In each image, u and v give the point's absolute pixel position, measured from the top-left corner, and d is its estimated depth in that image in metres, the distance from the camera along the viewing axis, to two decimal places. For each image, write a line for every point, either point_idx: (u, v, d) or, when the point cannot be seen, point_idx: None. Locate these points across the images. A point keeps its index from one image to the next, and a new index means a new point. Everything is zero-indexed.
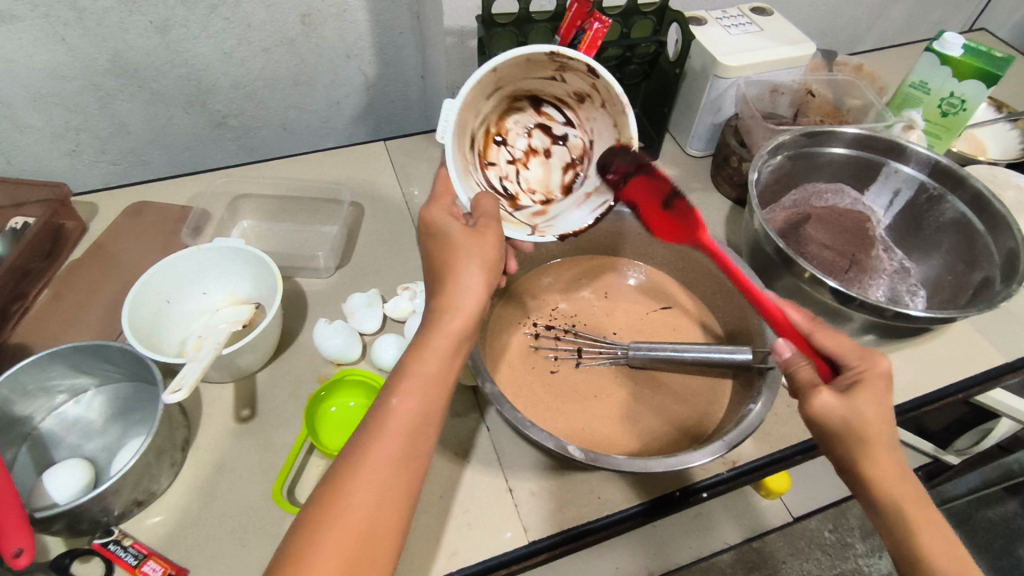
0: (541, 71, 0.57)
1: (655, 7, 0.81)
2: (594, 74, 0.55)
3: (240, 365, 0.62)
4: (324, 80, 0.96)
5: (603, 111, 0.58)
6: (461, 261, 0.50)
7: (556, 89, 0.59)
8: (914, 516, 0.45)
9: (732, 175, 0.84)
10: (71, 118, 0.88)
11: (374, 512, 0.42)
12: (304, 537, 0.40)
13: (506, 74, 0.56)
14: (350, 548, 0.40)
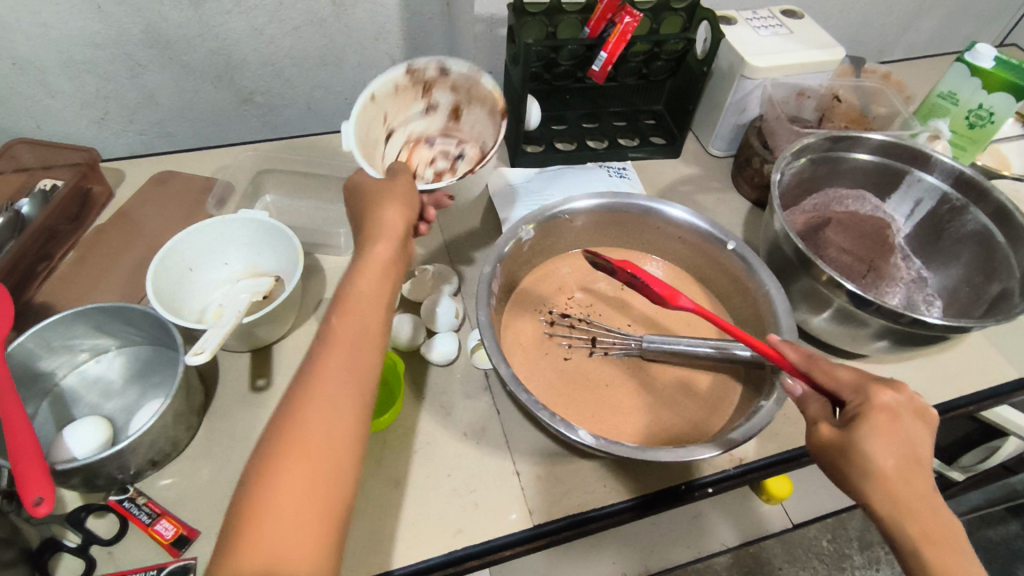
0: (413, 104, 0.70)
1: (686, 4, 0.81)
2: (448, 68, 0.67)
3: (259, 335, 0.63)
4: (351, 61, 0.96)
5: (473, 113, 0.71)
6: (382, 200, 0.57)
7: (429, 121, 0.72)
8: (940, 558, 0.42)
9: (753, 176, 0.84)
10: (102, 86, 0.89)
11: (326, 422, 0.43)
12: (260, 476, 0.41)
13: (390, 109, 0.69)
14: (309, 459, 0.42)
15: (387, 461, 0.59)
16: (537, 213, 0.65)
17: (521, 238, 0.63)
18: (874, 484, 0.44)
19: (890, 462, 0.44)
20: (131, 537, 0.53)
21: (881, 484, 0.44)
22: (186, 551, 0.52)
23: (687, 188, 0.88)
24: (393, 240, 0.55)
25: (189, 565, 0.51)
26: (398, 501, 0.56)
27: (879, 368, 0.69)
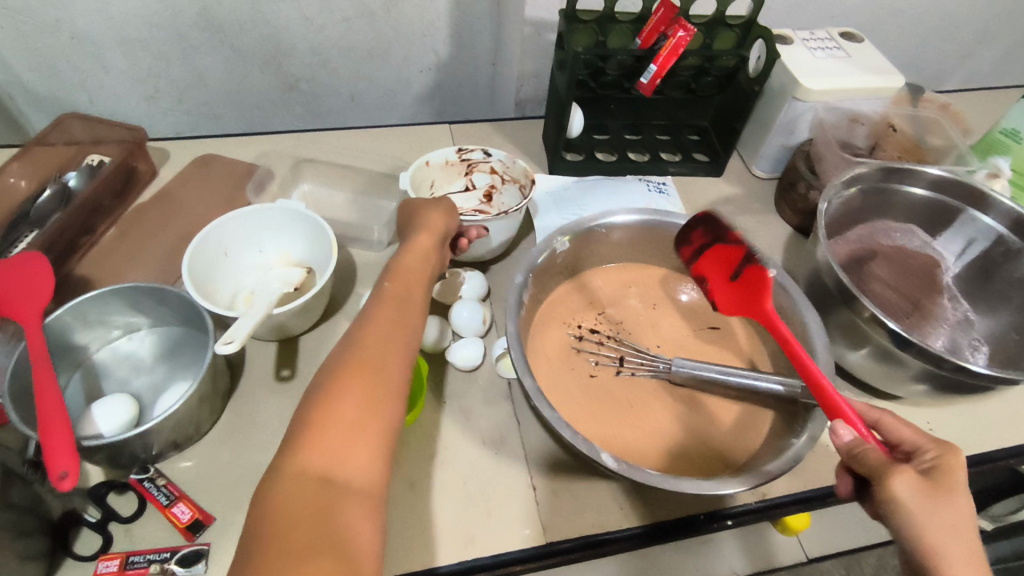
0: (456, 181, 0.80)
1: (742, 20, 0.79)
2: (490, 156, 0.79)
3: (287, 326, 0.63)
4: (397, 55, 0.96)
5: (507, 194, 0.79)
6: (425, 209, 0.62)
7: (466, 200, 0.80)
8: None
9: (797, 201, 0.81)
10: (154, 65, 0.91)
11: (380, 352, 0.45)
12: (323, 394, 0.41)
13: (435, 177, 0.78)
14: (367, 381, 0.42)
15: (404, 463, 0.58)
16: (573, 225, 0.64)
17: (556, 249, 0.63)
18: (952, 537, 0.39)
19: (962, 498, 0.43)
20: (149, 515, 0.54)
21: (962, 543, 0.39)
22: (200, 535, 0.53)
23: (727, 208, 0.86)
24: (436, 233, 0.59)
25: (202, 549, 0.52)
26: (411, 505, 0.56)
27: (915, 412, 0.66)
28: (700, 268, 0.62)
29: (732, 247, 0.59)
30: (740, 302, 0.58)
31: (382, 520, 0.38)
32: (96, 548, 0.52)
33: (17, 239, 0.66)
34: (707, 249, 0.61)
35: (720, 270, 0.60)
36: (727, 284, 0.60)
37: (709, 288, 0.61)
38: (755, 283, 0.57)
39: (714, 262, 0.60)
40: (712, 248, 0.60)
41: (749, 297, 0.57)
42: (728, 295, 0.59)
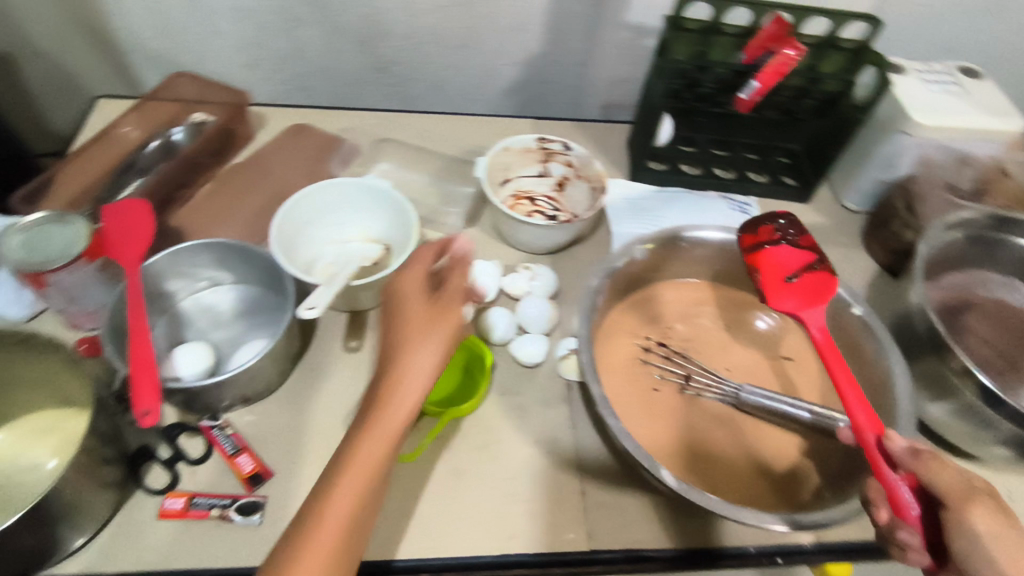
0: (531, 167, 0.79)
1: (854, 44, 0.76)
2: (569, 150, 0.77)
3: (360, 299, 0.65)
4: (489, 47, 0.97)
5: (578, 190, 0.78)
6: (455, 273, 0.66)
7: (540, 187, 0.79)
8: None
9: (888, 238, 0.78)
10: (258, 34, 0.94)
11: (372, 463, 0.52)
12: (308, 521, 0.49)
13: (512, 161, 0.77)
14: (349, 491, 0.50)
15: (457, 449, 0.59)
16: (659, 233, 0.64)
17: (633, 256, 0.63)
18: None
19: None
20: (213, 463, 0.56)
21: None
22: (259, 487, 0.55)
23: None
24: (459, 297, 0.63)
25: (259, 502, 0.54)
26: (460, 491, 0.57)
27: (994, 476, 0.62)
28: (757, 258, 0.59)
29: (800, 254, 0.58)
30: (795, 304, 0.57)
31: None
32: (163, 484, 0.55)
33: (123, 185, 0.70)
34: (776, 245, 0.59)
35: (782, 268, 0.58)
36: (784, 284, 0.58)
37: (759, 280, 0.58)
38: (819, 287, 0.57)
39: (777, 257, 0.58)
40: (784, 246, 0.58)
41: (812, 302, 0.57)
42: (789, 294, 0.57)
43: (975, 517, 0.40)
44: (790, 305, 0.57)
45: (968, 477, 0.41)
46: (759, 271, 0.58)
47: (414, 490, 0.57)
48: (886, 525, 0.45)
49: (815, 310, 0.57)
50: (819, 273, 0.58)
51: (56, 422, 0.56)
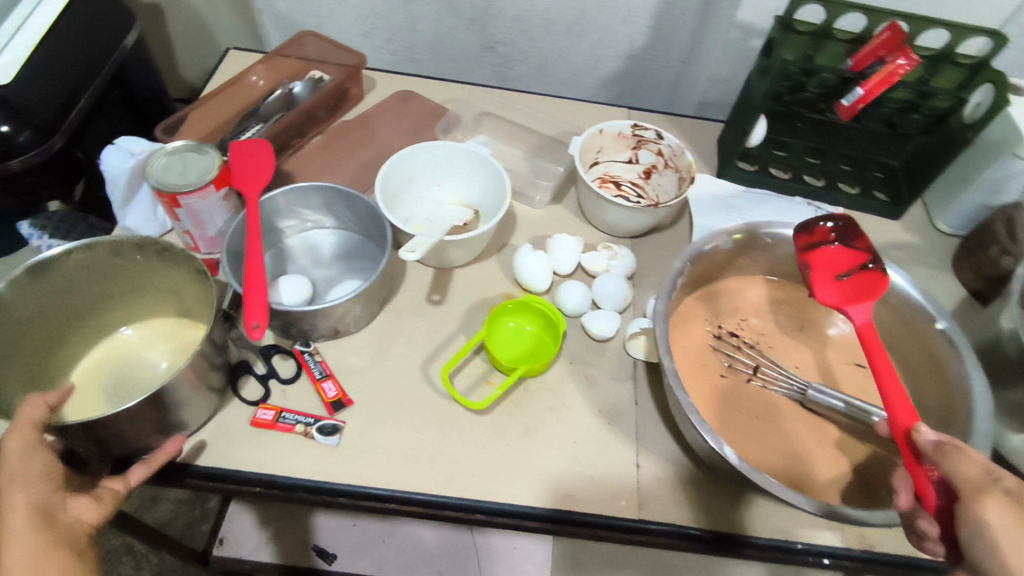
0: (623, 152, 0.81)
1: (974, 61, 0.73)
2: (662, 139, 0.78)
3: (449, 255, 0.69)
4: (594, 36, 0.99)
5: (666, 180, 0.79)
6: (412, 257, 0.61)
7: (628, 173, 0.81)
8: None
9: (983, 265, 0.75)
10: (378, 5, 1.00)
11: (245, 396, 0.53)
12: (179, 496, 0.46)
13: (605, 144, 0.79)
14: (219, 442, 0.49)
15: (522, 407, 0.62)
16: (746, 226, 0.64)
17: (720, 244, 0.63)
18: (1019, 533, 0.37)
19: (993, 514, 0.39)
20: (303, 385, 0.62)
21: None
22: (339, 413, 0.60)
23: (900, 255, 0.81)
24: None
25: (338, 426, 0.59)
26: (522, 445, 0.60)
27: None
28: (808, 255, 0.60)
29: (853, 254, 0.59)
30: (838, 297, 0.58)
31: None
32: (257, 396, 0.61)
33: (244, 128, 0.76)
34: (829, 246, 0.60)
35: (833, 266, 0.59)
36: (833, 279, 0.58)
37: (807, 275, 0.60)
38: (867, 286, 0.57)
39: (828, 257, 0.60)
40: (836, 246, 0.59)
41: (858, 298, 0.57)
42: (833, 285, 0.58)
43: (988, 509, 0.38)
44: (832, 296, 0.57)
45: (993, 473, 0.40)
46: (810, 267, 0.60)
47: (480, 437, 0.60)
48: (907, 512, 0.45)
49: (859, 305, 0.56)
50: (870, 273, 0.57)
51: (176, 329, 0.64)
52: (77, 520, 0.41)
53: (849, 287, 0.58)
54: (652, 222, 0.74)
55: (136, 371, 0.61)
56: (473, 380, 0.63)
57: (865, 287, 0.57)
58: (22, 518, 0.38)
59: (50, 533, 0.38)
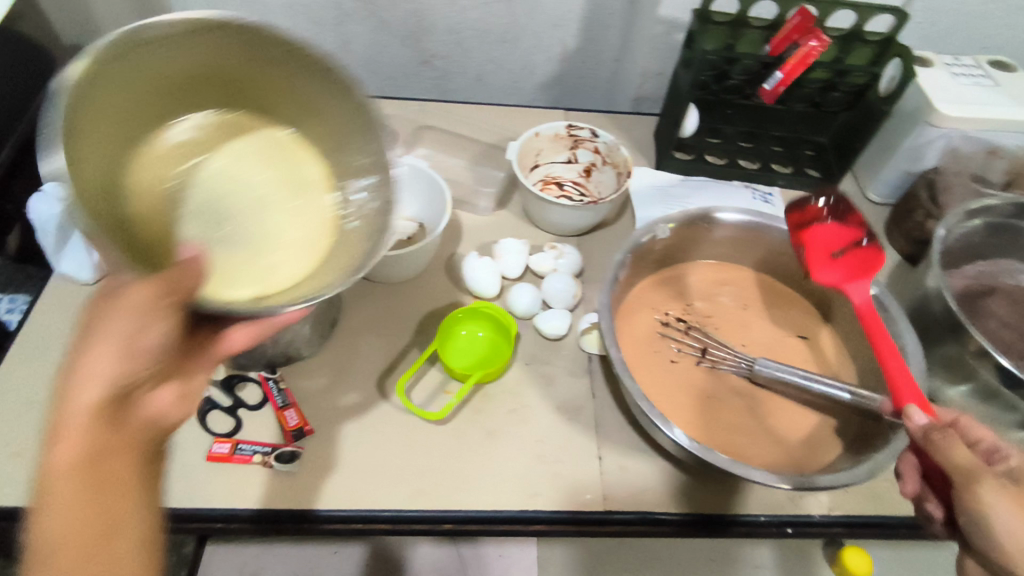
0: (562, 153, 0.82)
1: (881, 37, 0.77)
2: (598, 137, 0.79)
3: (396, 270, 0.69)
4: (528, 42, 1.00)
5: (606, 176, 0.81)
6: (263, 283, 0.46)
7: (568, 174, 0.83)
8: None
9: (912, 229, 0.78)
10: (310, 29, 1.00)
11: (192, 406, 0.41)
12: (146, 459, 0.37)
13: (543, 147, 0.81)
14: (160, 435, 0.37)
15: (483, 413, 0.63)
16: (679, 215, 0.66)
17: (656, 235, 0.65)
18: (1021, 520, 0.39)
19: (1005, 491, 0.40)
20: (261, 414, 0.61)
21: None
22: (300, 441, 0.59)
23: None
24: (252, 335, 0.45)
25: (296, 452, 0.58)
26: (484, 450, 0.60)
27: None
28: (803, 237, 0.62)
29: (846, 233, 0.62)
30: (840, 277, 0.60)
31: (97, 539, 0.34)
32: (225, 429, 0.60)
33: None
34: (822, 224, 0.62)
35: (828, 245, 0.61)
36: (830, 259, 0.61)
37: (803, 256, 0.62)
38: (866, 262, 0.59)
39: (822, 237, 0.62)
40: (828, 224, 0.62)
41: (858, 276, 0.59)
42: (834, 266, 0.60)
43: (985, 496, 0.40)
44: (834, 277, 0.60)
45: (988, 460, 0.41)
46: (804, 247, 0.62)
47: (443, 447, 0.60)
48: (914, 496, 0.49)
49: (861, 282, 0.59)
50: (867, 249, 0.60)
51: (301, 206, 0.48)
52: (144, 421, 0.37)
53: (849, 263, 0.60)
54: (595, 219, 0.76)
55: (294, 217, 0.47)
56: (428, 393, 0.64)
57: (863, 263, 0.59)
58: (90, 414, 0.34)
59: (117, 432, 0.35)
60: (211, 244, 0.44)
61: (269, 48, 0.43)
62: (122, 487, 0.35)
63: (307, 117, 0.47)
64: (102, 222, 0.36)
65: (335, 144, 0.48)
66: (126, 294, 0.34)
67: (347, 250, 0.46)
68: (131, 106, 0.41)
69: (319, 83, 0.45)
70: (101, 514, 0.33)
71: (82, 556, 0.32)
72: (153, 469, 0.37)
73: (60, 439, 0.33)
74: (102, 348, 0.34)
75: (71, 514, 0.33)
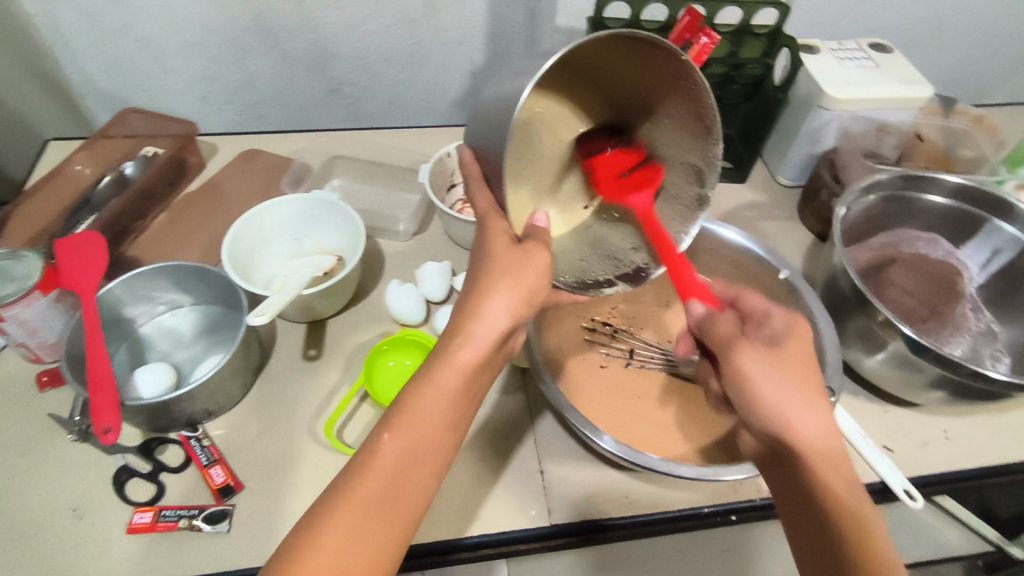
0: None
1: (769, 30, 0.79)
2: None
3: (317, 308, 0.67)
4: (436, 61, 1.00)
5: None
6: (492, 282, 0.45)
7: None
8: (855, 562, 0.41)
9: (819, 209, 0.82)
10: (210, 68, 0.98)
11: (443, 420, 0.44)
12: (406, 438, 0.42)
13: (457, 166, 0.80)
14: (428, 440, 0.43)
15: None
16: None
17: None
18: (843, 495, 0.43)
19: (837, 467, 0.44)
20: (185, 475, 0.58)
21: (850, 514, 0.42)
22: (229, 498, 0.56)
23: (752, 214, 0.86)
24: (480, 348, 0.45)
25: (227, 510, 0.55)
26: None
27: (931, 420, 0.66)
28: None
29: None
30: None
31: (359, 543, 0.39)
32: (147, 496, 0.56)
33: (78, 221, 0.71)
34: None
35: None
36: None
37: None
38: None
39: None
40: None
41: None
42: None
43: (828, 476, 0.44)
44: None
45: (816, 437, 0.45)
46: None
47: None
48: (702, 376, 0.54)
49: None
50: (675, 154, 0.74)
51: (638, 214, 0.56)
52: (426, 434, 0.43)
53: None
54: None
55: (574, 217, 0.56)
56: (361, 432, 0.62)
57: None
58: (397, 430, 0.43)
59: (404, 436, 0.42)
60: (548, 202, 0.54)
61: (669, 105, 0.51)
62: (460, 406, 0.45)
63: (636, 176, 0.56)
64: (519, 169, 0.49)
65: (670, 198, 0.56)
66: (529, 251, 0.45)
67: (589, 269, 0.55)
68: (579, 98, 0.52)
69: (683, 140, 0.52)
70: (413, 454, 0.42)
71: (417, 439, 0.43)
72: (471, 404, 0.46)
73: (458, 341, 0.45)
74: (506, 282, 0.45)
75: (429, 399, 0.44)
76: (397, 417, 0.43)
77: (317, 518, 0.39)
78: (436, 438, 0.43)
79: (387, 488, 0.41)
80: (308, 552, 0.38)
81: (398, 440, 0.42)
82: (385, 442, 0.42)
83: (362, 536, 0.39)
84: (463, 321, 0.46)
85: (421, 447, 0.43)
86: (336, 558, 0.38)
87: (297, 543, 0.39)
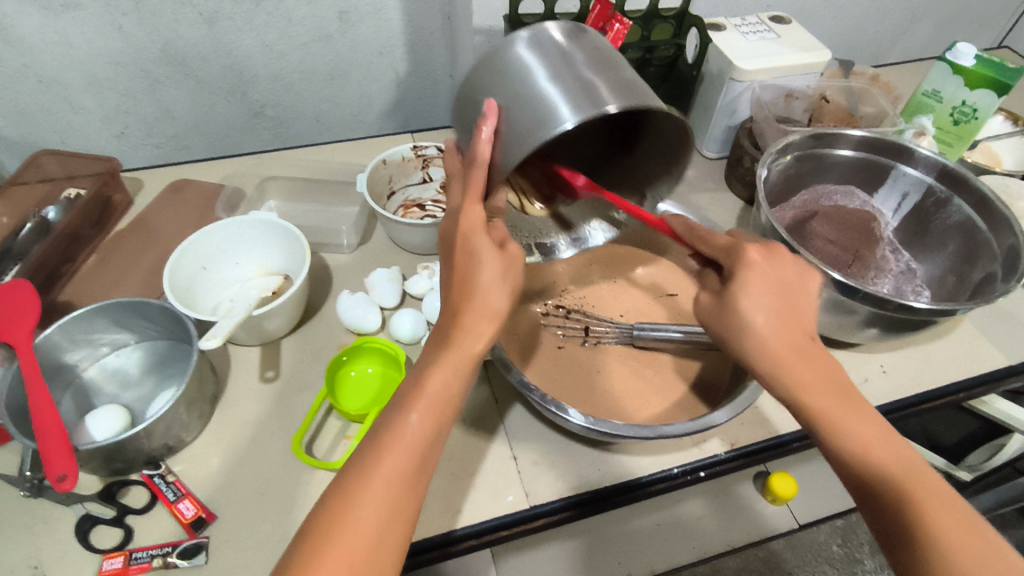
0: (414, 175, 0.83)
1: (675, 12, 0.84)
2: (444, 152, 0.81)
3: (268, 329, 0.66)
4: (358, 75, 1.00)
5: None
6: (490, 266, 0.45)
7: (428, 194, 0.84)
8: (915, 509, 0.40)
9: (744, 175, 0.86)
10: (122, 102, 0.95)
11: (452, 397, 0.44)
12: (421, 417, 0.43)
13: (393, 173, 0.80)
14: (437, 418, 0.43)
15: None
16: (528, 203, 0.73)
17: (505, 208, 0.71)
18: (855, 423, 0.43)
19: (865, 434, 0.43)
20: (151, 515, 0.56)
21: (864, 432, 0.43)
22: (202, 531, 0.55)
23: (683, 188, 0.90)
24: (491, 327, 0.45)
25: (201, 542, 0.54)
26: None
27: (869, 357, 0.71)
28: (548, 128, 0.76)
29: None
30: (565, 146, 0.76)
31: (384, 521, 0.39)
32: (113, 542, 0.54)
33: None
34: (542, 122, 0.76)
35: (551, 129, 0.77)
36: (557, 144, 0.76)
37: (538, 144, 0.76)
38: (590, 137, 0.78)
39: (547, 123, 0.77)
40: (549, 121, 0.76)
41: None
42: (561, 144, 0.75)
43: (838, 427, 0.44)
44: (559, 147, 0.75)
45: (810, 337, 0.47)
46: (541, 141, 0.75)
47: None
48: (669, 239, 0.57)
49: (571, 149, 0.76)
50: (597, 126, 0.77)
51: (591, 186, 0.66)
52: (439, 411, 0.43)
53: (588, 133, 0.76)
54: None
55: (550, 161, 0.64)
56: (330, 445, 0.61)
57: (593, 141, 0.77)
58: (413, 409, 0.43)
59: (419, 414, 0.43)
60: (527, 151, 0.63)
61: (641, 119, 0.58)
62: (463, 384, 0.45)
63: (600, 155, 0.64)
64: None
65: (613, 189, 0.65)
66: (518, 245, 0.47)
67: None
68: None
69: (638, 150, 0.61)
70: (427, 432, 0.43)
71: (434, 420, 0.43)
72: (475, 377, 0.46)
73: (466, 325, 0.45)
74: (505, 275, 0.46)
75: (440, 380, 0.44)
76: (416, 398, 0.43)
77: (342, 502, 0.39)
78: (445, 415, 0.44)
79: (404, 467, 0.41)
80: (335, 529, 0.38)
81: (416, 419, 0.43)
82: (411, 423, 0.42)
83: (390, 518, 0.40)
84: (465, 304, 0.45)
85: (438, 427, 0.43)
86: (365, 541, 0.38)
87: (321, 523, 0.39)
